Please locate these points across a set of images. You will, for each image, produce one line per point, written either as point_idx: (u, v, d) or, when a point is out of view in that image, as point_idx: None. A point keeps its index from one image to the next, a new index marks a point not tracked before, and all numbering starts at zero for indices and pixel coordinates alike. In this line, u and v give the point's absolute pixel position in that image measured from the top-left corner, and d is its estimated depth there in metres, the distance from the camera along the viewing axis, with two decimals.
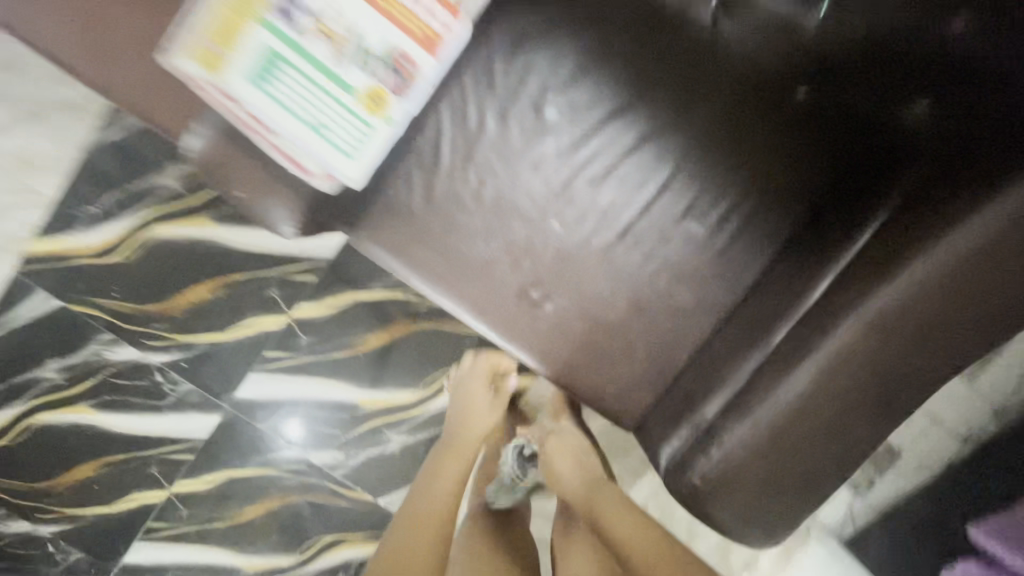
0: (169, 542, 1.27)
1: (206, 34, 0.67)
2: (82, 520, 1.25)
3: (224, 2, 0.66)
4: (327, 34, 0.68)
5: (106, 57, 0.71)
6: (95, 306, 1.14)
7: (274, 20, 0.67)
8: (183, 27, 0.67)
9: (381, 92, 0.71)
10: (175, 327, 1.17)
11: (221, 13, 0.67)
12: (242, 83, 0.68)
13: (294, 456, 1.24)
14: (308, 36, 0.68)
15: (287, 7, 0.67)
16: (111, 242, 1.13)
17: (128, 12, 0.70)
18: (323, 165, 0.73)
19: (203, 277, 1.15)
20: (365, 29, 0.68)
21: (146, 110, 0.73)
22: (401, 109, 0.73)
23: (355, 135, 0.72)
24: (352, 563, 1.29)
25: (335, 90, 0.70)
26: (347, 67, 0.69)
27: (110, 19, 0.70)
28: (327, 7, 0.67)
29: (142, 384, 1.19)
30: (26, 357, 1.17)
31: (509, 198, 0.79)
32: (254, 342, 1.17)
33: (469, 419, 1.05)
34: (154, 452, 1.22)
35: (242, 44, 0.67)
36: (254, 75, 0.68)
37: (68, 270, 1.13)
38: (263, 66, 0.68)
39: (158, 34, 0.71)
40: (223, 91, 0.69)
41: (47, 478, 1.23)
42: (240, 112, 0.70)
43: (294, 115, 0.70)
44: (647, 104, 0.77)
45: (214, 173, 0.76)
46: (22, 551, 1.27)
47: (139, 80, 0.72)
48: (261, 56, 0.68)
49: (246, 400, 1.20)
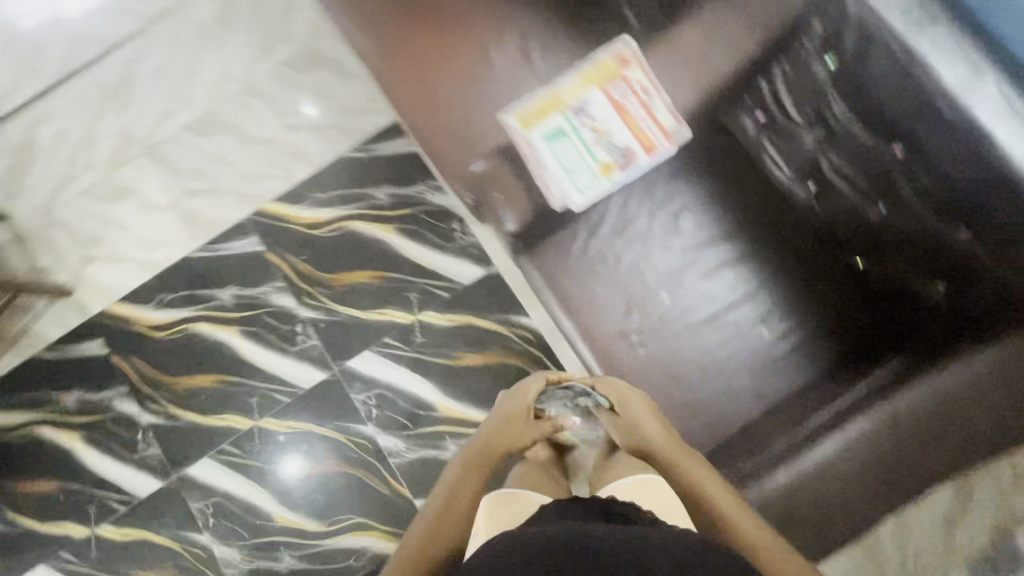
0: (230, 468, 1.46)
1: (529, 106, 1.03)
2: (179, 420, 1.48)
3: (545, 93, 1.04)
4: (595, 129, 1.05)
5: (425, 100, 1.03)
6: (285, 259, 1.51)
7: (569, 111, 1.04)
8: (516, 100, 1.03)
9: (613, 166, 1.03)
10: (330, 294, 1.49)
11: (541, 98, 1.03)
12: (538, 136, 1.02)
13: (364, 432, 1.44)
14: (583, 125, 1.04)
15: (579, 107, 1.04)
16: (317, 220, 1.52)
17: (447, 80, 1.04)
18: (561, 192, 1.01)
19: (367, 266, 1.49)
20: (616, 130, 1.04)
21: (432, 138, 1.02)
22: (622, 178, 1.03)
23: (588, 184, 1.02)
24: (364, 551, 1.40)
25: (587, 156, 1.03)
26: (600, 146, 1.04)
27: (434, 80, 1.03)
28: (601, 114, 1.05)
29: (284, 328, 1.49)
30: (217, 278, 1.52)
31: (638, 268, 1.03)
32: (381, 327, 1.47)
33: (503, 430, 0.99)
34: (262, 384, 1.47)
35: (548, 117, 1.03)
36: (546, 134, 1.02)
37: (281, 229, 1.52)
38: (553, 132, 1.03)
39: (455, 95, 1.04)
40: (524, 137, 1.01)
41: (174, 375, 1.50)
42: (524, 149, 1.01)
43: (557, 161, 1.02)
44: (740, 234, 1.02)
45: (485, 185, 1.00)
46: (119, 429, 1.49)
47: (438, 118, 1.02)
48: (555, 126, 1.03)
49: (352, 370, 1.46)
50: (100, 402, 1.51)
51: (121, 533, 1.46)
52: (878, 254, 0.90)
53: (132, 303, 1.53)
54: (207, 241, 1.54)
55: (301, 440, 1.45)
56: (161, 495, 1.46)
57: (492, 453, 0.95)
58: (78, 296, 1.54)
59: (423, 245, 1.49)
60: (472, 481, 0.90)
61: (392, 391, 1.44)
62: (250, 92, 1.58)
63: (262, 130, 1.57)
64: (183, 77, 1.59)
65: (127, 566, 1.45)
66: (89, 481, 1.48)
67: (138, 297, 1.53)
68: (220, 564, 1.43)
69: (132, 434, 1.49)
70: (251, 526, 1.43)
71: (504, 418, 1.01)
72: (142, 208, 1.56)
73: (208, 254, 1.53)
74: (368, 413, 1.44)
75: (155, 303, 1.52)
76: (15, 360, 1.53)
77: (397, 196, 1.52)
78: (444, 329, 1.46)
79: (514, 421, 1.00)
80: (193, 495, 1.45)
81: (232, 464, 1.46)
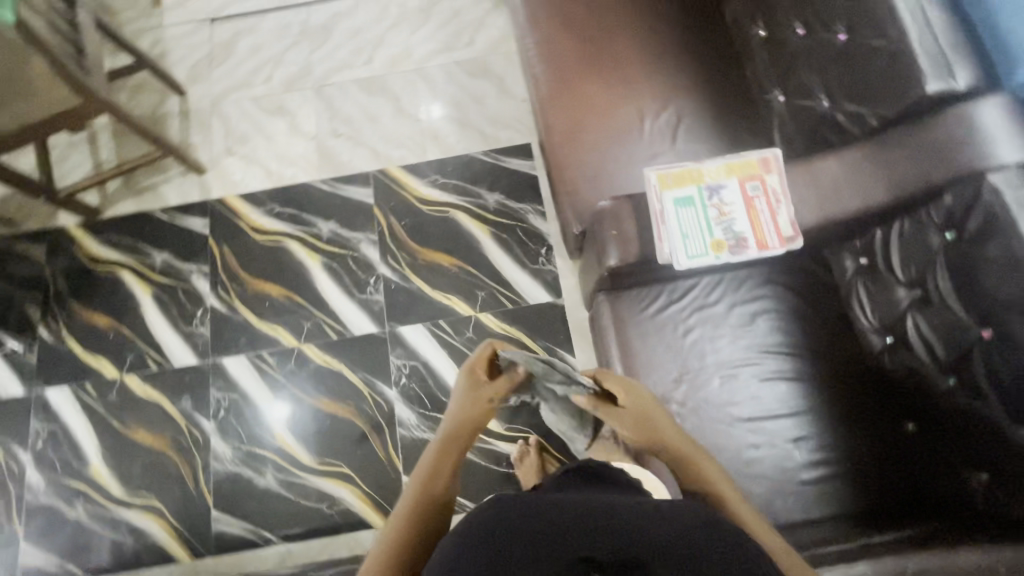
0: (259, 373, 1.55)
1: (673, 171, 1.17)
2: (237, 314, 1.60)
3: (690, 168, 1.17)
4: (721, 211, 1.14)
5: (571, 138, 1.24)
6: (387, 219, 1.65)
7: (704, 189, 1.16)
8: (662, 163, 1.18)
9: (725, 246, 1.12)
10: (410, 263, 1.61)
11: (685, 169, 1.17)
12: (669, 195, 1.14)
13: (386, 395, 1.51)
14: (713, 205, 1.15)
15: (714, 189, 1.16)
16: (427, 197, 1.67)
17: (596, 129, 1.24)
18: (670, 246, 1.09)
19: (453, 252, 1.61)
20: (740, 219, 1.13)
21: (565, 169, 1.23)
22: (727, 259, 1.11)
23: (698, 250, 1.10)
24: (339, 502, 1.44)
25: (706, 229, 1.13)
26: (719, 226, 1.13)
27: (584, 126, 1.24)
28: (732, 201, 1.15)
29: (360, 274, 1.61)
30: (324, 210, 1.68)
31: (702, 346, 1.10)
32: (441, 309, 1.57)
33: (463, 410, 0.95)
34: (320, 314, 1.59)
35: (684, 185, 1.15)
36: (677, 197, 1.14)
37: (394, 192, 1.68)
38: (685, 198, 1.14)
39: (598, 143, 1.24)
40: (657, 190, 1.14)
41: (251, 274, 1.63)
42: (655, 199, 1.12)
43: (679, 220, 1.12)
44: (805, 357, 1.09)
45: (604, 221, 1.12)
46: (185, 299, 1.63)
47: (575, 155, 1.23)
48: (687, 194, 1.15)
49: (400, 336, 1.55)
50: (180, 271, 1.65)
51: (141, 389, 1.56)
52: (933, 426, 0.97)
53: (246, 201, 1.70)
54: (330, 177, 1.71)
55: (330, 376, 1.53)
56: (190, 371, 1.56)
57: (456, 436, 0.93)
58: (207, 177, 1.73)
59: (508, 256, 1.60)
60: (444, 469, 0.89)
61: (426, 370, 1.52)
62: (421, 74, 1.79)
63: (415, 107, 1.76)
64: (372, 43, 1.83)
65: (131, 419, 1.53)
66: (138, 333, 1.61)
67: (253, 198, 1.70)
68: (209, 454, 1.49)
69: (193, 308, 1.62)
70: (252, 432, 1.50)
71: (464, 395, 0.96)
72: (291, 130, 1.76)
73: (326, 188, 1.70)
74: (397, 380, 1.52)
75: (265, 209, 1.69)
76: (133, 207, 1.72)
77: (503, 205, 1.65)
78: (495, 335, 1.54)
79: (475, 400, 0.96)
80: (216, 383, 1.55)
81: (262, 371, 1.55)
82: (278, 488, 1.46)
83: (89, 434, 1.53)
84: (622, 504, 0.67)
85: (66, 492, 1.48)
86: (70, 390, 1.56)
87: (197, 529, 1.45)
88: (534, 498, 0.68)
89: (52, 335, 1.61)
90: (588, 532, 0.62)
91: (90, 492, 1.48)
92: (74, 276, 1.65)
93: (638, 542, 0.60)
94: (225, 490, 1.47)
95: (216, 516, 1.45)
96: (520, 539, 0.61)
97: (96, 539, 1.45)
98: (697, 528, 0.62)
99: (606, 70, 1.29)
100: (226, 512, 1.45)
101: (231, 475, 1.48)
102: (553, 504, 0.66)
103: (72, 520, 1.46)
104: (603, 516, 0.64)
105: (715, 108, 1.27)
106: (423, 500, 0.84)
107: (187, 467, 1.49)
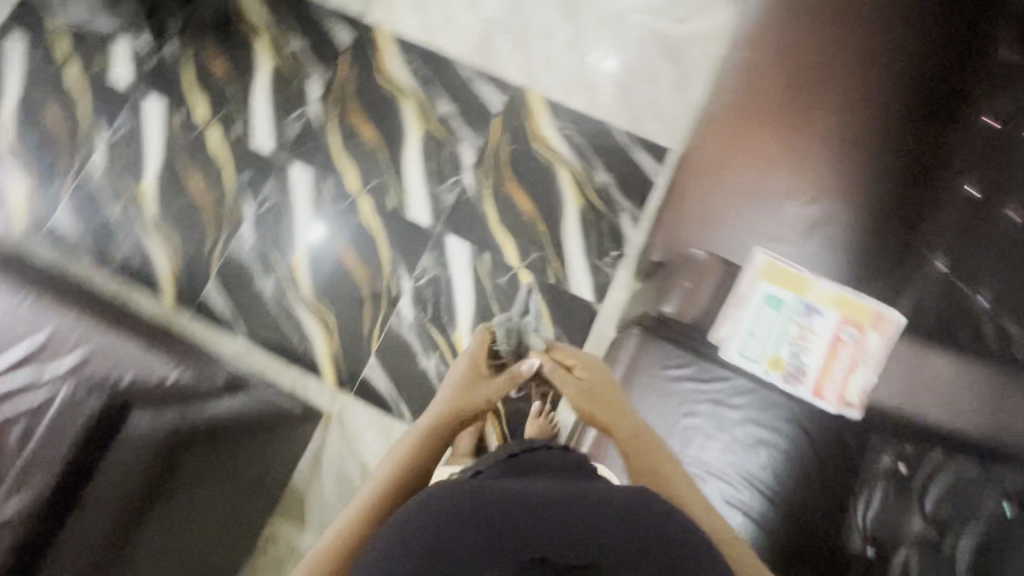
0: (313, 195, 1.59)
1: (780, 268, 1.14)
2: (325, 134, 1.62)
3: (802, 275, 1.14)
4: (801, 334, 1.18)
5: (706, 177, 1.15)
6: (498, 135, 1.60)
7: (801, 303, 1.16)
8: (777, 256, 1.14)
9: (781, 366, 1.12)
10: (493, 186, 1.57)
11: (797, 273, 1.14)
12: (760, 289, 1.14)
13: (399, 283, 1.52)
14: (795, 325, 1.18)
15: (810, 310, 1.16)
16: (545, 139, 1.60)
17: (735, 178, 1.14)
18: (726, 336, 1.10)
19: (534, 201, 1.56)
20: (808, 353, 1.15)
21: (682, 203, 1.15)
22: (774, 379, 1.10)
23: (752, 355, 1.12)
24: (308, 342, 1.50)
25: (773, 341, 1.15)
26: (786, 346, 1.15)
27: (725, 171, 1.15)
28: (814, 329, 1.17)
29: (444, 167, 1.59)
30: (451, 91, 1.64)
31: (691, 434, 1.04)
32: (492, 244, 1.54)
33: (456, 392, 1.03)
34: (390, 178, 1.59)
35: (785, 288, 1.14)
36: (769, 296, 1.15)
37: (520, 114, 1.62)
38: (773, 300, 1.15)
39: (729, 193, 1.14)
40: (753, 278, 1.13)
41: (357, 106, 1.64)
42: (747, 286, 1.14)
43: (751, 319, 1.15)
44: (780, 509, 1.01)
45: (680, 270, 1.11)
46: (293, 93, 1.66)
47: (697, 196, 1.15)
48: (779, 299, 1.15)
49: (442, 243, 1.54)
50: (303, 67, 1.67)
51: (215, 146, 1.62)
52: None
53: (392, 42, 1.67)
54: (475, 66, 1.66)
55: (365, 237, 1.55)
56: (260, 158, 1.61)
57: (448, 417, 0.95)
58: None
59: (579, 237, 1.54)
60: (432, 443, 0.90)
61: (445, 286, 1.52)
62: (615, 22, 1.67)
63: (590, 50, 1.66)
64: None
65: (193, 165, 1.61)
66: (241, 96, 1.66)
67: (399, 43, 1.68)
68: (235, 235, 1.57)
69: (293, 106, 1.65)
70: (277, 240, 1.56)
71: (467, 372, 1.07)
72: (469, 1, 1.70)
73: (466, 74, 1.65)
74: (416, 277, 1.53)
75: (403, 58, 1.66)
76: None
77: (606, 190, 1.57)
78: (522, 296, 1.51)
79: (472, 377, 1.07)
80: (274, 181, 1.60)
81: (315, 196, 1.59)
82: (270, 297, 1.53)
83: (156, 156, 1.62)
84: (578, 491, 0.64)
85: (113, 190, 1.59)
86: (162, 110, 1.64)
87: (191, 287, 1.54)
88: (487, 493, 0.63)
89: (174, 55, 1.68)
90: (541, 534, 0.58)
91: (130, 202, 1.59)
92: (218, 17, 1.70)
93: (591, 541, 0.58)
94: (230, 270, 1.55)
95: (211, 287, 1.54)
96: (479, 543, 0.57)
97: (114, 242, 1.57)
98: (646, 522, 0.60)
99: (778, 120, 1.16)
100: (220, 288, 1.54)
101: (240, 263, 1.55)
102: (504, 498, 0.63)
103: (106, 215, 1.58)
104: (558, 514, 0.60)
105: (875, 231, 1.11)
106: (407, 465, 0.85)
107: (212, 232, 1.57)
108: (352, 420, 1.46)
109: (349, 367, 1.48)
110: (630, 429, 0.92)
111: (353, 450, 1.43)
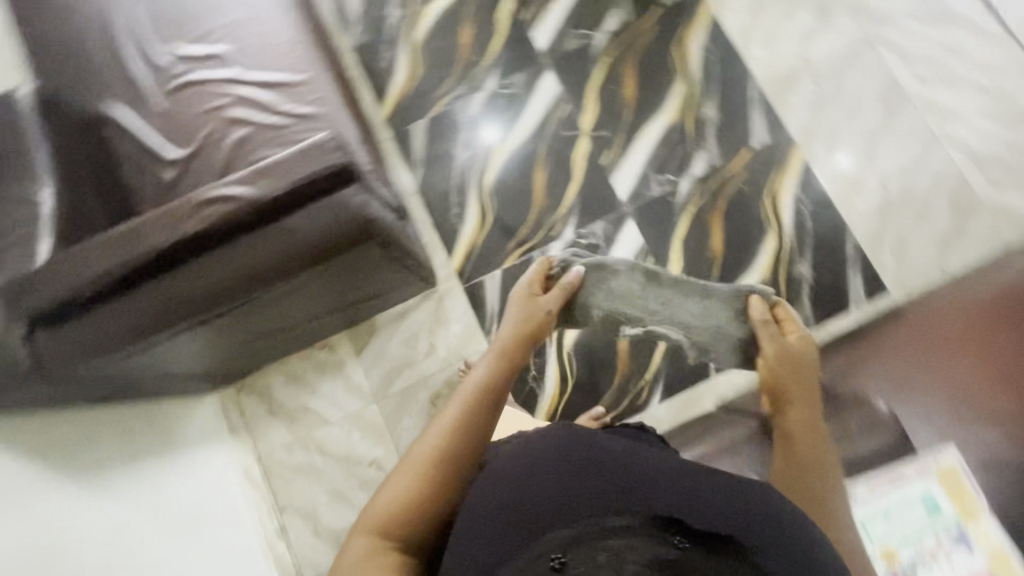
0: (547, 107, 1.57)
1: (957, 483, 1.13)
2: (595, 63, 1.58)
3: (975, 502, 1.11)
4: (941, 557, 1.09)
5: (878, 360, 1.29)
6: (740, 169, 1.51)
7: (959, 527, 1.10)
8: (963, 471, 1.14)
9: (894, 559, 1.10)
10: (701, 209, 1.50)
11: (968, 497, 1.12)
12: (922, 484, 1.14)
13: (563, 230, 1.50)
14: (946, 544, 1.09)
15: (964, 538, 1.09)
16: (780, 201, 1.48)
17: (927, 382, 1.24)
18: (865, 498, 1.15)
19: (728, 248, 1.47)
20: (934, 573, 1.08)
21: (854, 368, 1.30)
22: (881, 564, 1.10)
23: (875, 527, 1.12)
24: (458, 223, 1.53)
25: (909, 537, 1.11)
26: (916, 552, 1.10)
27: (905, 368, 1.27)
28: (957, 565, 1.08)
29: (672, 162, 1.52)
30: (727, 101, 1.55)
31: None
32: (662, 257, 1.48)
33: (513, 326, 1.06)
34: (620, 138, 1.54)
35: (949, 500, 1.12)
36: (927, 495, 1.13)
37: (774, 164, 1.50)
38: (931, 504, 1.12)
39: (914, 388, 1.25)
40: (920, 470, 1.15)
41: (638, 58, 1.58)
42: (910, 471, 1.16)
43: (898, 503, 1.13)
44: None
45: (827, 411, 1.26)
46: (593, 9, 1.61)
47: (876, 372, 1.28)
48: (936, 505, 1.12)
49: (622, 224, 1.50)
50: None
51: (502, 11, 1.63)
52: None
53: (710, 22, 1.58)
54: (766, 94, 1.54)
55: (564, 172, 1.54)
56: (530, 46, 1.60)
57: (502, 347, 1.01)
58: None
59: None
60: (493, 394, 0.91)
61: None
62: (929, 141, 1.49)
63: (881, 153, 1.49)
64: (948, 74, 1.51)
65: (475, 16, 1.64)
66: None
67: (716, 27, 1.58)
68: (467, 95, 1.59)
69: (587, 21, 1.61)
70: (495, 123, 1.58)
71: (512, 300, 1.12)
72: (806, 32, 1.56)
73: (753, 95, 1.54)
74: (579, 235, 1.50)
75: (709, 44, 1.57)
76: None
77: (799, 286, 1.44)
78: None
79: (525, 308, 1.09)
80: (527, 73, 1.59)
81: (549, 109, 1.57)
82: (458, 165, 1.57)
83: None
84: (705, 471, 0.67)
85: None
86: None
87: (406, 112, 1.60)
88: (613, 455, 0.67)
89: None
90: (670, 500, 0.62)
91: (408, 14, 1.65)
92: None
93: (657, 507, 0.61)
94: (442, 121, 1.59)
95: (420, 124, 1.59)
96: (607, 497, 0.62)
97: (376, 37, 1.65)
98: (777, 519, 0.63)
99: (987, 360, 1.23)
100: (426, 130, 1.59)
101: (452, 122, 1.59)
102: (575, 460, 0.66)
103: (384, 11, 1.66)
104: (690, 484, 0.64)
105: None
106: (475, 400, 0.90)
107: (450, 80, 1.61)
108: (448, 309, 1.50)
109: (474, 267, 1.51)
110: (803, 416, 0.97)
111: (433, 333, 1.48)
